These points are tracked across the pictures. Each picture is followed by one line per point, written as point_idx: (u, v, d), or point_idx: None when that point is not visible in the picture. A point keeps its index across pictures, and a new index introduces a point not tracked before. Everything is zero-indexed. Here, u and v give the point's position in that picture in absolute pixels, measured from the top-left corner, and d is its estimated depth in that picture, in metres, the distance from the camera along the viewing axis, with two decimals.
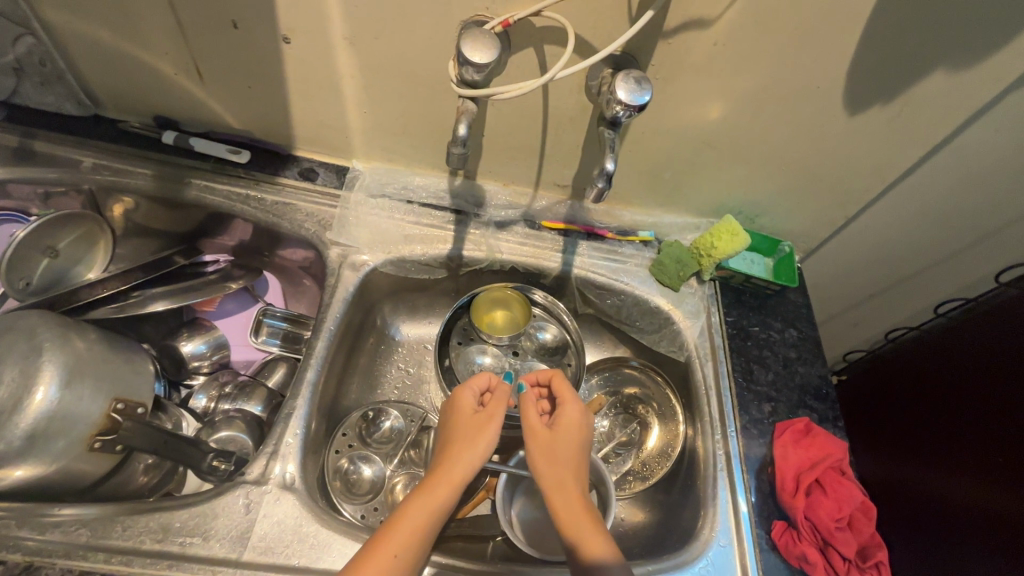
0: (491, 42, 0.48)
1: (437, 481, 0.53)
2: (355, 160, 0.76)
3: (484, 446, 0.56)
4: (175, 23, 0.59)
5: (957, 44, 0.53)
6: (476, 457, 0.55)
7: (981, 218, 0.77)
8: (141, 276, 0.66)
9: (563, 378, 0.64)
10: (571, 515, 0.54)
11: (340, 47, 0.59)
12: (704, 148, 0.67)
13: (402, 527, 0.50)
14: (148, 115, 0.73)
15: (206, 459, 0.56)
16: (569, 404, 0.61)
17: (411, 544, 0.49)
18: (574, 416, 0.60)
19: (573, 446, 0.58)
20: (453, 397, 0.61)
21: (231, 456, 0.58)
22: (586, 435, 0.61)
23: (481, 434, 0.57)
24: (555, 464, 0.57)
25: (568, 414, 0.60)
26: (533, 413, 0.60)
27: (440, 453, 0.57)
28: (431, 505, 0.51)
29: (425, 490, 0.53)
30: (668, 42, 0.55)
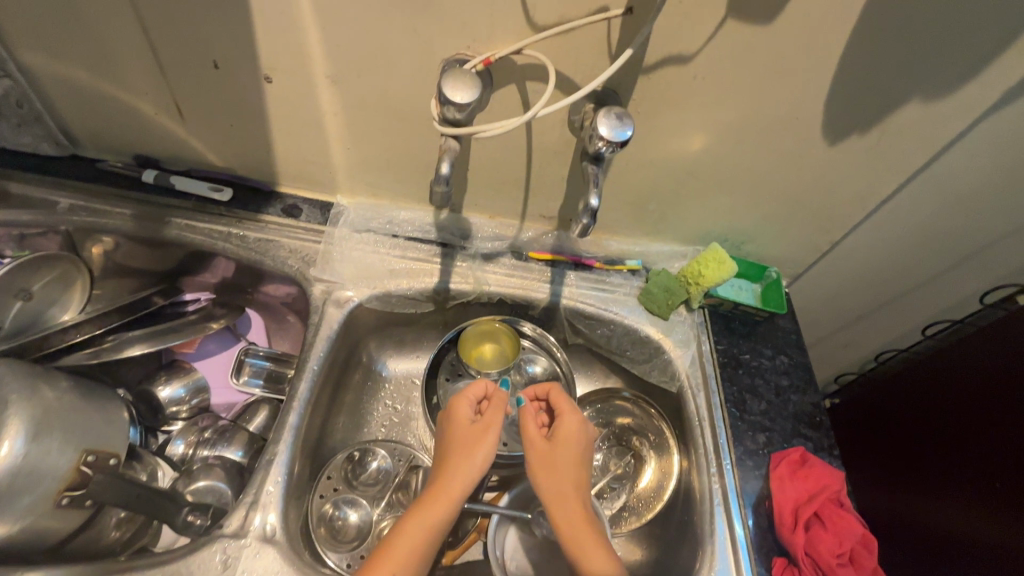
0: (472, 81, 0.48)
1: (434, 496, 0.52)
2: (339, 195, 0.75)
3: (481, 457, 0.55)
4: (156, 65, 0.59)
5: (929, 77, 0.55)
6: (475, 468, 0.54)
7: (963, 240, 0.78)
8: (118, 319, 0.65)
9: (560, 389, 0.63)
10: (572, 529, 0.53)
11: (322, 85, 0.60)
12: (687, 179, 0.68)
13: (401, 546, 0.49)
14: (128, 154, 0.72)
15: (180, 514, 0.54)
16: (568, 414, 0.60)
17: (410, 561, 0.49)
18: (573, 426, 0.60)
19: (573, 457, 0.58)
20: (449, 405, 0.60)
21: (208, 511, 0.56)
22: (587, 444, 0.60)
23: (478, 445, 0.56)
24: (556, 476, 0.56)
25: (568, 424, 0.60)
26: (533, 425, 0.59)
27: (438, 465, 0.56)
28: (429, 521, 0.51)
29: (423, 505, 0.52)
30: (648, 78, 0.56)
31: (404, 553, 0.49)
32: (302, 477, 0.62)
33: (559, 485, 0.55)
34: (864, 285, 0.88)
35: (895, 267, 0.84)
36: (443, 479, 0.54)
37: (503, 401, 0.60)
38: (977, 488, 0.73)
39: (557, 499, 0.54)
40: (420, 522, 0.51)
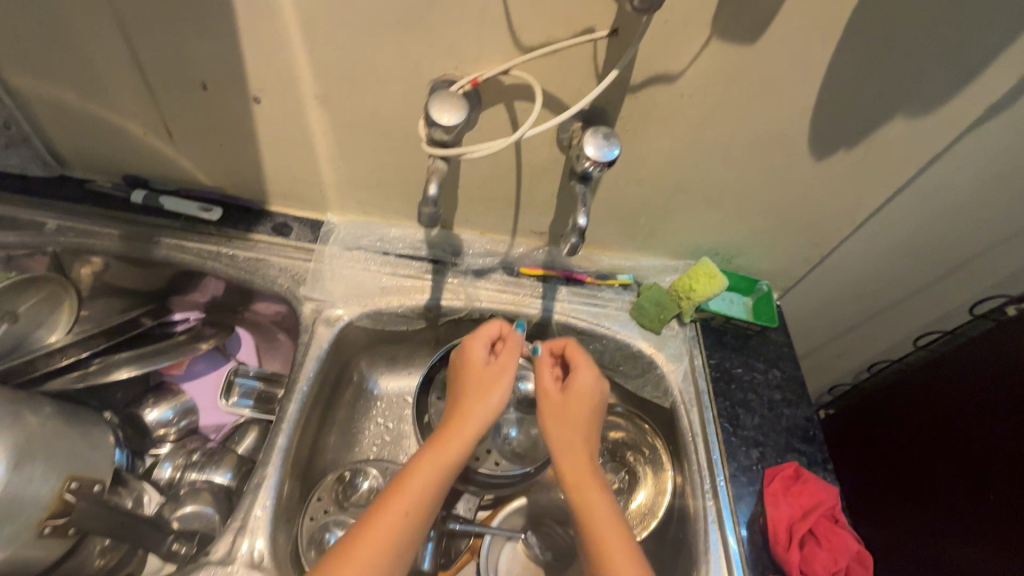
0: (459, 103, 0.48)
1: (449, 437, 0.54)
2: (329, 213, 0.75)
3: (495, 403, 0.57)
4: (144, 86, 0.59)
5: (912, 94, 0.55)
6: (488, 412, 0.57)
7: (951, 252, 0.78)
8: (105, 342, 0.64)
9: (576, 342, 0.64)
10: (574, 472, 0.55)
11: (311, 106, 0.60)
12: (676, 195, 0.68)
13: (415, 484, 0.51)
14: (117, 174, 0.72)
15: (166, 542, 0.55)
16: (582, 368, 0.61)
17: (424, 500, 0.51)
18: (586, 378, 0.60)
19: (584, 409, 0.59)
20: (465, 349, 0.61)
21: (194, 537, 0.56)
22: (599, 398, 0.61)
23: (492, 392, 0.57)
24: (564, 426, 0.58)
25: (581, 376, 0.60)
26: (546, 373, 0.61)
27: (452, 406, 0.58)
28: (443, 462, 0.53)
29: (437, 446, 0.54)
30: (635, 97, 0.56)
31: (418, 492, 0.51)
32: (292, 499, 0.61)
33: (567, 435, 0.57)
34: (855, 297, 0.88)
35: (885, 279, 0.84)
36: (457, 423, 0.56)
37: (518, 351, 0.61)
38: (971, 500, 0.73)
39: (564, 447, 0.57)
40: (435, 462, 0.53)
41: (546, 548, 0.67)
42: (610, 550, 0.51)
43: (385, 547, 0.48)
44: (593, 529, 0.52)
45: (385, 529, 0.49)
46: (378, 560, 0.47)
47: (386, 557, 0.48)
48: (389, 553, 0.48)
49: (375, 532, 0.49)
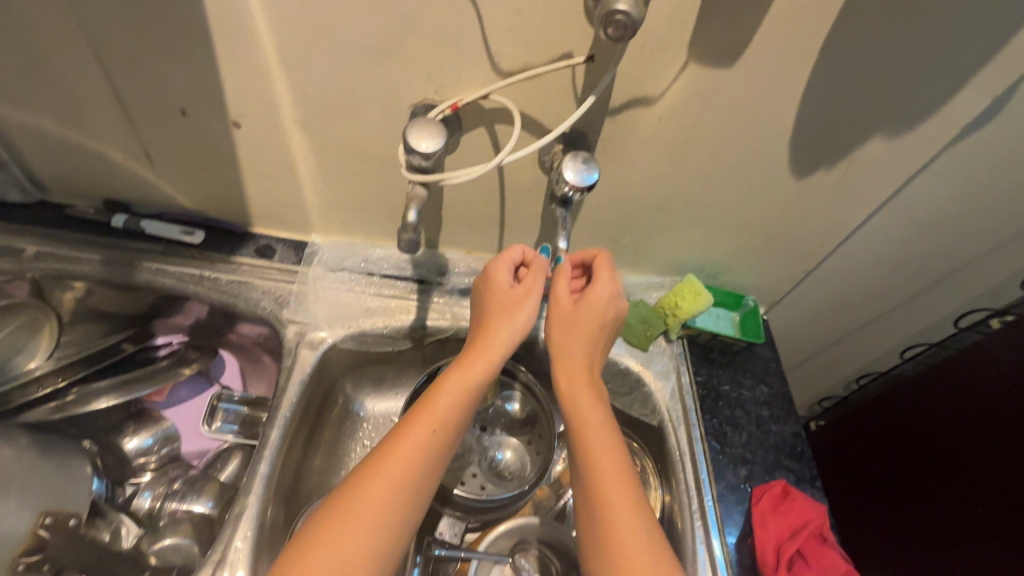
0: (437, 130, 0.49)
1: (474, 357, 0.53)
2: (313, 234, 0.75)
3: (520, 322, 0.55)
4: (123, 113, 0.59)
5: (889, 114, 0.56)
6: (516, 332, 0.54)
7: (934, 265, 0.79)
8: (83, 371, 0.64)
9: (606, 258, 0.59)
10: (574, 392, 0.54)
11: (291, 130, 0.59)
12: (660, 213, 0.68)
13: (439, 404, 0.50)
14: (98, 199, 0.71)
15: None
16: (601, 278, 0.57)
17: (450, 420, 0.50)
18: (605, 288, 0.57)
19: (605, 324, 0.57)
20: (487, 272, 0.58)
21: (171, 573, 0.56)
22: (615, 314, 0.58)
23: (517, 312, 0.55)
24: (578, 341, 0.56)
25: (600, 289, 0.57)
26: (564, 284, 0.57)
27: (476, 329, 0.56)
28: (468, 383, 0.52)
29: (461, 366, 0.53)
30: (615, 119, 0.56)
31: (443, 412, 0.50)
32: (277, 526, 0.61)
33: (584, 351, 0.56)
34: (842, 311, 0.89)
35: (871, 293, 0.84)
36: (481, 345, 0.54)
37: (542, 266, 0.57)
38: (961, 515, 0.73)
39: (579, 363, 0.55)
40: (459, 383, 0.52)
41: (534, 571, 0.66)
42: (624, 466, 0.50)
43: (412, 465, 0.47)
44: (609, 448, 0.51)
45: (411, 447, 0.48)
46: (407, 476, 0.47)
47: (414, 474, 0.47)
48: (417, 469, 0.48)
49: (400, 451, 0.48)
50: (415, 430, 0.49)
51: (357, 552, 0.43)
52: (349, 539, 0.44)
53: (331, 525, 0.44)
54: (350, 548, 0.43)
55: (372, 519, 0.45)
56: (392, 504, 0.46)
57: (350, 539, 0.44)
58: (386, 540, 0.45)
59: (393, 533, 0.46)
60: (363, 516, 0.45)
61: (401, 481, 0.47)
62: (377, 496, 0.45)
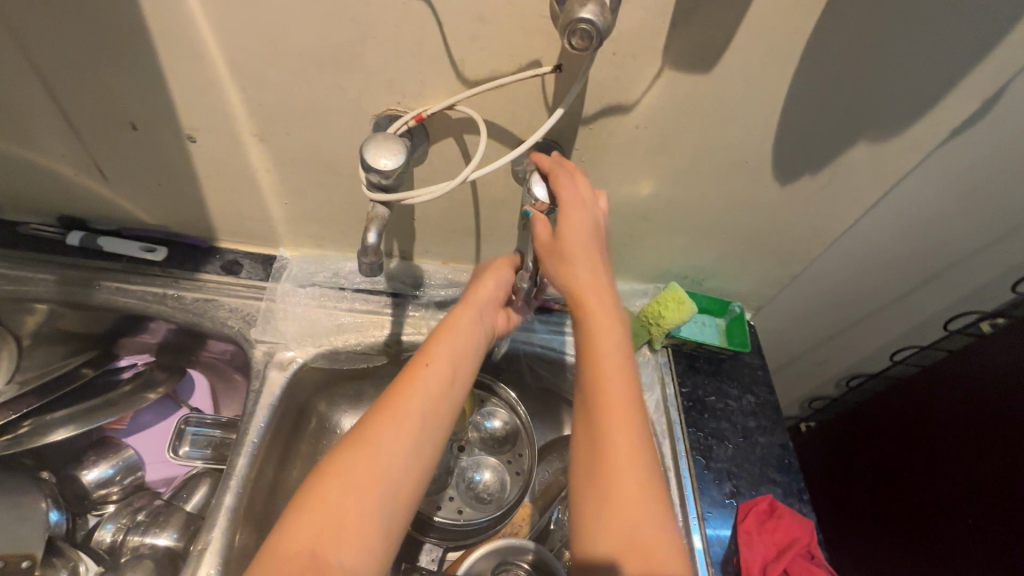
0: (398, 146, 0.46)
1: (466, 307, 0.56)
2: (282, 248, 0.72)
3: (495, 281, 0.59)
4: (69, 128, 0.56)
5: (875, 118, 0.53)
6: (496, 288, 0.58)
7: (925, 265, 0.77)
8: (35, 401, 0.62)
9: (564, 176, 0.50)
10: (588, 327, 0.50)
11: (250, 143, 0.56)
12: (641, 221, 0.66)
13: (437, 345, 0.52)
14: (51, 215, 0.68)
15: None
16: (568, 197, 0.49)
17: (450, 358, 0.52)
18: (590, 196, 0.51)
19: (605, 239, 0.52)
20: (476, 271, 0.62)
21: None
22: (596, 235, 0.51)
23: (491, 273, 0.59)
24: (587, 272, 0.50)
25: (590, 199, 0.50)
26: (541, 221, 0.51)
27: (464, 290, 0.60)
28: (463, 329, 0.54)
29: (452, 314, 0.55)
30: (590, 128, 0.54)
31: (441, 354, 0.52)
32: (249, 554, 0.59)
33: (598, 278, 0.51)
34: (830, 313, 0.87)
35: (860, 295, 0.82)
36: (469, 296, 0.57)
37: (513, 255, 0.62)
38: (949, 524, 0.72)
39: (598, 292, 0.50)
40: (453, 328, 0.54)
41: None
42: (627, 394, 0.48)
43: (417, 398, 0.48)
44: (615, 377, 0.48)
45: (414, 383, 0.49)
46: (414, 409, 0.48)
47: (422, 406, 0.48)
48: (423, 402, 0.49)
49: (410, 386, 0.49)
50: (415, 369, 0.50)
51: (369, 479, 0.44)
52: (360, 468, 0.44)
53: (340, 456, 0.45)
54: (364, 475, 0.44)
55: (380, 449, 0.45)
56: (401, 434, 0.46)
57: (362, 468, 0.44)
58: (398, 468, 0.46)
59: (405, 462, 0.46)
60: (373, 446, 0.45)
61: (408, 413, 0.47)
62: (389, 428, 0.46)
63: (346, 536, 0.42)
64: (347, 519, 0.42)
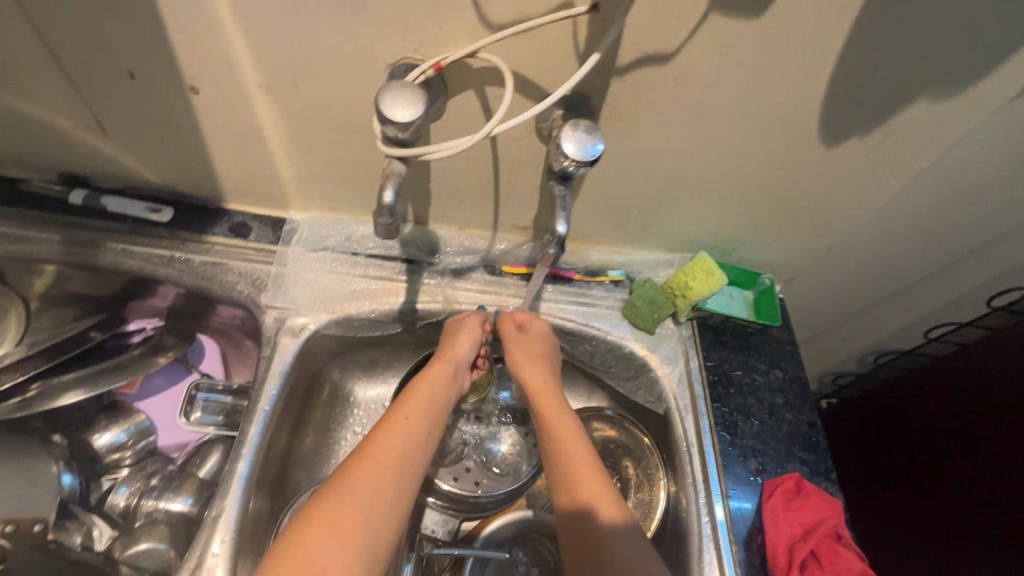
0: (415, 96, 0.42)
1: (439, 368, 0.57)
2: (291, 211, 0.69)
3: (467, 344, 0.60)
4: (63, 76, 0.52)
5: (941, 71, 0.48)
6: (467, 348, 0.60)
7: (972, 238, 0.72)
8: (43, 363, 0.61)
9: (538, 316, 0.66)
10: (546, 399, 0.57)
11: (256, 96, 0.53)
12: (672, 186, 0.61)
13: (412, 400, 0.53)
14: (53, 172, 0.65)
15: None
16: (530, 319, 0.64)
17: (426, 411, 0.53)
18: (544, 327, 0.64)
19: (543, 348, 0.61)
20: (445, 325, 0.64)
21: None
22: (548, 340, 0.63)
23: (463, 333, 0.61)
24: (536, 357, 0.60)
25: (514, 335, 0.62)
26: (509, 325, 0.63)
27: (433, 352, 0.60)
28: (435, 385, 0.55)
29: (427, 374, 0.56)
30: (623, 80, 0.49)
31: (415, 407, 0.52)
32: (262, 520, 0.58)
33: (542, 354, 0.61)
34: (863, 288, 0.82)
35: (896, 268, 0.78)
36: (442, 357, 0.58)
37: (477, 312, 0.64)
38: (980, 507, 0.69)
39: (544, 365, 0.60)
40: (426, 385, 0.55)
41: (532, 565, 0.63)
42: (563, 423, 0.55)
43: (396, 448, 0.48)
44: (571, 434, 0.54)
45: (393, 437, 0.49)
46: (392, 456, 0.48)
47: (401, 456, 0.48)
48: (402, 452, 0.48)
49: (386, 437, 0.49)
50: (394, 421, 0.50)
51: (353, 527, 0.43)
52: (344, 516, 0.43)
53: (325, 505, 0.43)
54: (347, 522, 0.43)
55: (364, 497, 0.44)
56: (383, 485, 0.46)
57: (346, 514, 0.43)
58: (379, 515, 0.44)
59: (385, 510, 0.45)
60: (355, 495, 0.44)
61: (385, 460, 0.47)
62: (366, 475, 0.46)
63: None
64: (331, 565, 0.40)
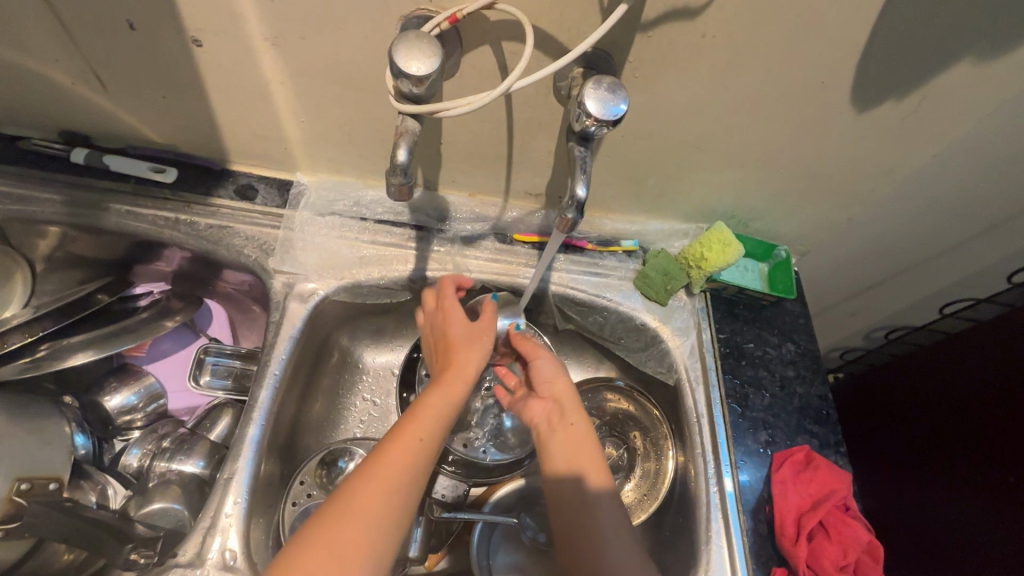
0: (430, 48, 0.40)
1: (451, 379, 0.55)
2: (298, 173, 0.67)
3: (484, 349, 0.58)
4: (58, 25, 0.49)
5: (986, 30, 0.46)
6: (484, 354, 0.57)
7: (997, 210, 0.70)
8: (51, 326, 0.59)
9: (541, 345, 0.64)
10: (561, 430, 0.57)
11: (262, 49, 0.50)
12: (692, 152, 0.59)
13: (420, 415, 0.52)
14: (52, 130, 0.63)
15: (123, 553, 0.52)
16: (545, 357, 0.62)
17: (433, 428, 0.52)
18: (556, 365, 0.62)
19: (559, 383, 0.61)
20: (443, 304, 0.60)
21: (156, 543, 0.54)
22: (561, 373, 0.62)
23: (481, 336, 0.58)
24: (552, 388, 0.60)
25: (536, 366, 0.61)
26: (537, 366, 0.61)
27: (440, 356, 0.58)
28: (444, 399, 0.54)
29: (440, 386, 0.54)
30: (647, 36, 0.46)
31: (426, 425, 0.51)
32: (273, 483, 0.59)
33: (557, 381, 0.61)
34: (880, 262, 0.81)
35: (916, 243, 0.76)
36: (458, 366, 0.56)
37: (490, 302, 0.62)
38: (990, 482, 0.69)
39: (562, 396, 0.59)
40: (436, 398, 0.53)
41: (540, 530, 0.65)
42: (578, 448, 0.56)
43: (402, 470, 0.48)
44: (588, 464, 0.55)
45: (399, 455, 0.49)
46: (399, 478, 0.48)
47: (405, 476, 0.48)
48: (406, 471, 0.48)
49: (394, 455, 0.48)
50: (401, 439, 0.50)
51: (353, 548, 0.43)
52: (346, 537, 0.43)
53: (325, 525, 0.44)
54: (351, 541, 0.43)
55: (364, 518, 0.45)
56: (388, 506, 0.46)
57: (347, 537, 0.44)
58: (382, 536, 0.45)
59: (387, 534, 0.46)
60: (356, 516, 0.45)
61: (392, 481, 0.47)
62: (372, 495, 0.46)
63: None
64: None
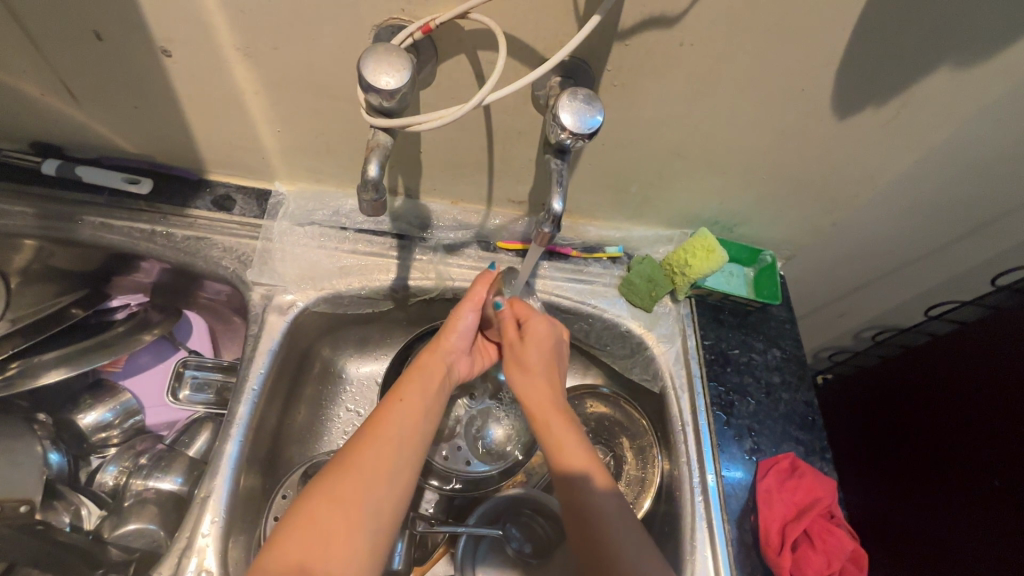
0: (401, 61, 0.39)
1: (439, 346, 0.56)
2: (277, 182, 0.66)
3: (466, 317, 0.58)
4: (23, 35, 0.48)
5: (964, 39, 0.46)
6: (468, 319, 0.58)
7: (980, 213, 0.70)
8: (22, 342, 0.57)
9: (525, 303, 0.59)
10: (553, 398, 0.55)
11: (234, 59, 0.49)
12: (674, 160, 0.59)
13: (410, 380, 0.53)
14: (23, 141, 0.62)
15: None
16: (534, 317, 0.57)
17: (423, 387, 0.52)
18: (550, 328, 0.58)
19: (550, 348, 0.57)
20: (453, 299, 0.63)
21: (129, 566, 0.53)
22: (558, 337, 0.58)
23: (466, 301, 0.58)
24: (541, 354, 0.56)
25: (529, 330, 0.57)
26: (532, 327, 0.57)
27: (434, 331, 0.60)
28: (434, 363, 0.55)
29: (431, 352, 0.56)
30: (625, 45, 0.46)
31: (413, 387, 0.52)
32: (254, 498, 0.58)
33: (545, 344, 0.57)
34: (865, 266, 0.81)
35: (901, 246, 0.76)
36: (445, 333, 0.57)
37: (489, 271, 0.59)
38: (976, 484, 0.69)
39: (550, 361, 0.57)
40: (428, 369, 0.55)
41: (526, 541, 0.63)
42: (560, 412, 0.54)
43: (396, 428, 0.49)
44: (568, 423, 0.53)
45: (392, 414, 0.50)
46: (395, 433, 0.48)
47: (400, 432, 0.49)
48: (401, 429, 0.49)
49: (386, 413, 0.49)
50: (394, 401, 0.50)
51: (353, 497, 0.45)
52: (345, 488, 0.45)
53: (326, 482, 0.45)
54: (349, 491, 0.45)
55: (361, 475, 0.45)
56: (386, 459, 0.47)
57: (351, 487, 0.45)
58: (381, 484, 0.46)
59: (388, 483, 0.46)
60: (354, 468, 0.46)
61: (388, 435, 0.48)
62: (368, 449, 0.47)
63: (334, 546, 0.42)
64: (333, 535, 0.43)
